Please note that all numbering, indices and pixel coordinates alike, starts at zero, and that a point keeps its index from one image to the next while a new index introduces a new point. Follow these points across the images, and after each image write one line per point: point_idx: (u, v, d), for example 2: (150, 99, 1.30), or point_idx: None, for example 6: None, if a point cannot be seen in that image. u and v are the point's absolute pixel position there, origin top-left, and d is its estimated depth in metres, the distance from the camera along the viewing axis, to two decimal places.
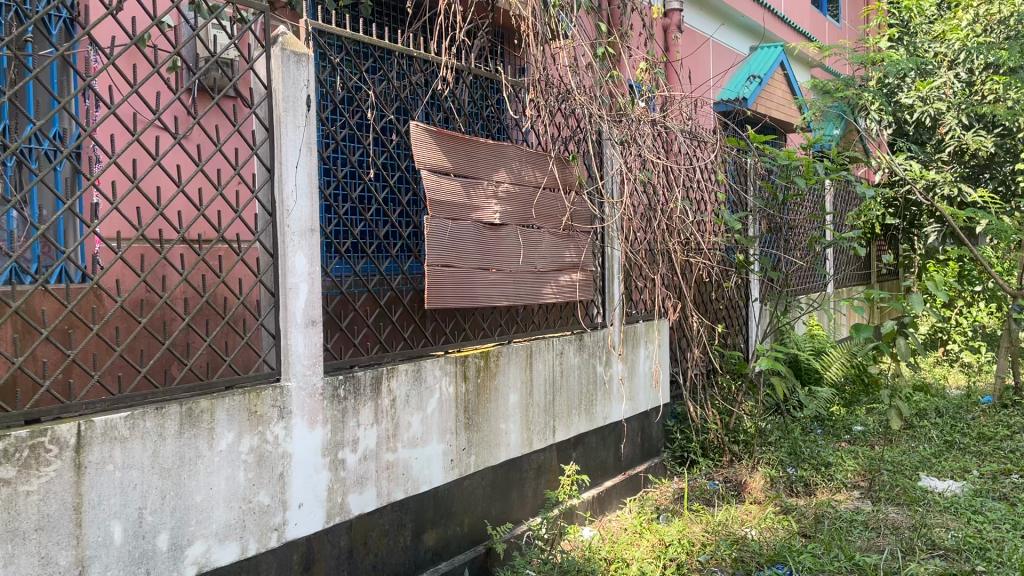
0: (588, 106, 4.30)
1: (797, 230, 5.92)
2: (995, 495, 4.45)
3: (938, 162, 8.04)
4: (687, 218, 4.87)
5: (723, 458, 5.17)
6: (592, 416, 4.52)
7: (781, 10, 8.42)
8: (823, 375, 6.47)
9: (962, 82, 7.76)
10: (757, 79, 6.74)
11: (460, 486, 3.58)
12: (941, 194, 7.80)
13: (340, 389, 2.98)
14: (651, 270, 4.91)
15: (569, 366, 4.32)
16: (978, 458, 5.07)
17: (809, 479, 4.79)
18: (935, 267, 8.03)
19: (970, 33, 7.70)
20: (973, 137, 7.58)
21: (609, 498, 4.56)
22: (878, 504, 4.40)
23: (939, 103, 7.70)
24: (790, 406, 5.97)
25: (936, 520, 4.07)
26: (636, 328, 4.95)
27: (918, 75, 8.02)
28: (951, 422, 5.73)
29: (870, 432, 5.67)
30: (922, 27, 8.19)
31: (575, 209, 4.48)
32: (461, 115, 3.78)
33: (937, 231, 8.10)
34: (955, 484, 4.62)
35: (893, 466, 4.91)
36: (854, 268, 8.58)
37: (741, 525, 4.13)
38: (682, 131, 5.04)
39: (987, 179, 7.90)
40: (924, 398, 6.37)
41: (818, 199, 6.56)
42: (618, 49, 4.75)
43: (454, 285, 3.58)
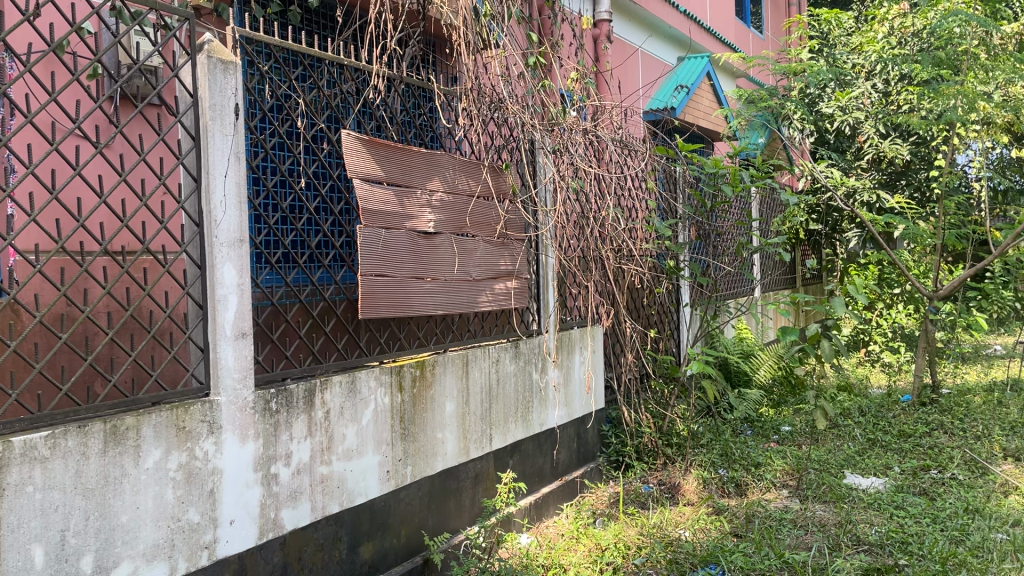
0: (520, 115, 4.35)
1: (724, 237, 6.09)
2: (916, 491, 4.62)
3: (857, 169, 8.37)
4: (619, 225, 4.93)
5: (657, 462, 5.24)
6: (528, 423, 4.54)
7: (707, 21, 8.61)
8: (752, 377, 6.61)
9: (879, 92, 8.01)
10: (684, 89, 6.83)
11: (397, 497, 3.56)
12: (861, 200, 8.08)
13: (272, 402, 2.93)
14: (584, 277, 4.93)
15: (505, 373, 4.35)
16: (899, 455, 5.25)
17: (740, 479, 4.87)
18: (855, 271, 8.36)
19: (886, 45, 7.95)
20: (890, 146, 7.89)
21: (547, 504, 4.59)
22: (806, 502, 4.52)
23: (858, 113, 7.99)
24: (721, 408, 6.13)
25: (861, 516, 4.22)
26: (571, 334, 5.01)
27: (838, 86, 8.27)
28: (873, 421, 5.92)
29: (797, 431, 5.81)
30: (840, 39, 8.46)
31: (509, 218, 4.53)
32: (393, 124, 3.78)
33: (858, 236, 8.41)
34: (878, 481, 4.78)
35: (819, 464, 5.07)
36: (780, 272, 8.78)
37: (675, 527, 4.21)
38: (613, 140, 5.06)
39: (904, 186, 8.41)
40: (848, 397, 6.58)
41: (745, 206, 6.71)
42: (549, 59, 4.81)
43: (389, 294, 3.57)
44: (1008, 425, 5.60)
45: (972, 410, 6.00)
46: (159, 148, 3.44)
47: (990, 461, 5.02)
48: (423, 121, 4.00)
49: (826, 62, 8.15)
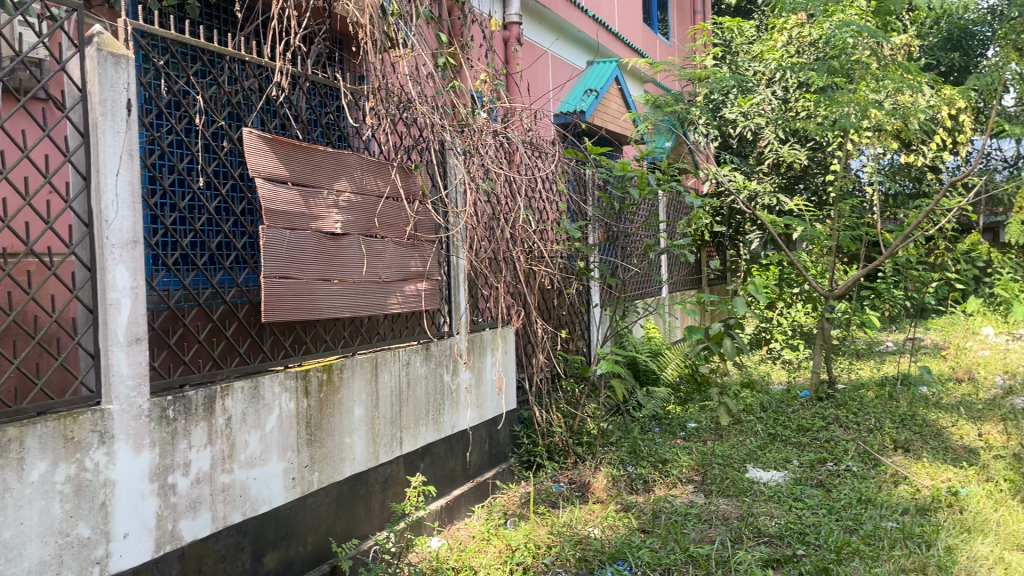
0: (430, 116, 4.32)
1: (632, 238, 6.21)
2: (813, 482, 4.81)
3: (759, 173, 8.68)
4: (530, 227, 4.96)
5: (568, 460, 5.29)
6: (439, 425, 4.51)
7: (615, 26, 8.77)
8: (660, 375, 6.74)
9: (779, 99, 8.37)
10: (593, 93, 6.90)
11: (303, 504, 3.48)
12: (762, 203, 8.36)
13: (169, 410, 2.82)
14: (495, 278, 4.94)
15: (416, 375, 4.31)
16: (798, 449, 5.44)
17: (648, 476, 4.97)
18: (758, 272, 8.76)
19: (785, 54, 8.26)
20: (789, 151, 8.27)
21: (458, 506, 4.56)
22: (710, 496, 4.64)
23: (758, 119, 8.33)
24: (629, 406, 6.23)
25: (761, 508, 4.37)
26: (482, 335, 5.00)
27: (740, 92, 8.54)
28: (773, 416, 6.13)
29: (703, 428, 5.96)
30: (742, 47, 8.77)
31: (419, 219, 4.49)
32: (298, 123, 3.70)
33: (759, 238, 8.54)
34: (777, 474, 4.96)
35: (723, 459, 5.22)
36: (686, 272, 8.95)
37: (585, 525, 4.26)
38: (522, 142, 5.08)
39: (801, 190, 8.89)
40: (750, 393, 6.78)
41: (652, 208, 6.85)
42: (459, 60, 4.81)
43: (294, 297, 3.49)
44: (897, 417, 5.89)
45: (865, 404, 6.27)
46: (45, 144, 3.25)
47: (882, 453, 5.26)
48: (329, 120, 3.92)
49: (730, 69, 8.41)
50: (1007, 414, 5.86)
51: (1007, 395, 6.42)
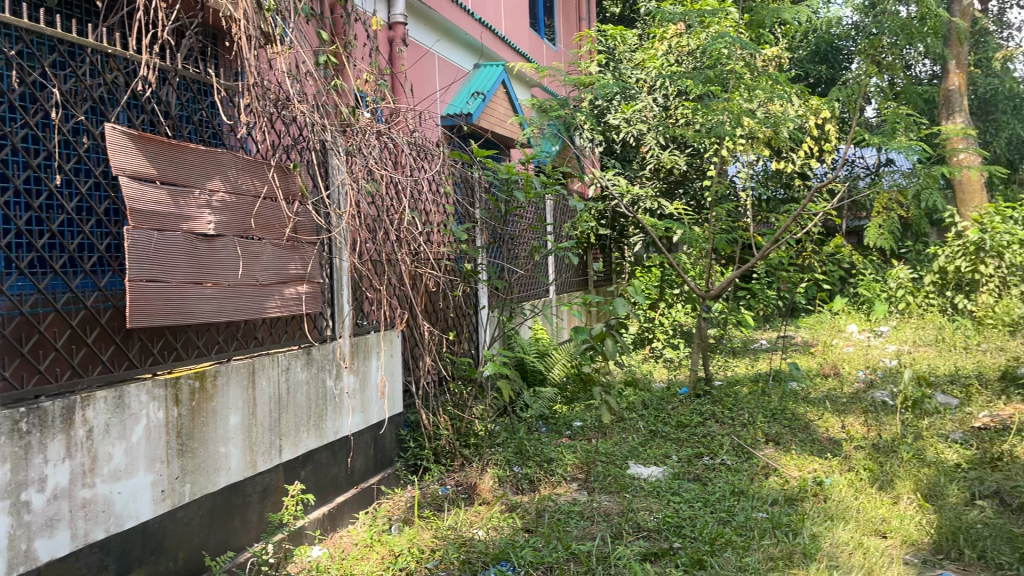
0: (310, 115, 4.23)
1: (518, 240, 6.26)
2: (690, 476, 4.98)
3: (642, 178, 8.96)
4: (415, 229, 4.92)
5: (455, 463, 5.27)
6: (322, 431, 4.41)
7: (501, 30, 8.83)
8: (547, 376, 6.82)
9: (660, 106, 8.64)
10: (481, 96, 6.85)
11: (174, 518, 3.33)
12: (644, 207, 8.61)
13: (22, 423, 2.64)
14: (378, 281, 4.87)
15: (296, 381, 4.20)
16: (676, 444, 5.62)
17: (533, 475, 5.02)
18: (642, 275, 9.13)
19: (666, 62, 8.52)
20: (669, 156, 8.64)
21: (341, 513, 4.47)
22: (593, 494, 4.73)
23: (641, 125, 8.50)
24: (516, 407, 6.27)
25: (641, 503, 4.48)
26: (366, 339, 4.93)
27: (623, 99, 8.72)
28: (654, 413, 6.31)
29: (587, 426, 6.07)
30: (625, 55, 8.90)
31: (298, 220, 4.38)
32: (168, 120, 3.54)
33: (641, 239, 9.19)
34: (657, 470, 5.10)
35: (606, 457, 5.33)
36: (572, 274, 9.03)
37: (469, 527, 4.26)
38: (407, 143, 5.04)
39: (681, 195, 9.24)
40: (633, 392, 6.94)
41: (539, 211, 6.93)
42: (341, 59, 4.72)
43: (163, 301, 3.33)
44: (768, 412, 6.17)
45: (740, 399, 6.53)
46: None
47: (754, 446, 5.49)
48: (201, 116, 3.78)
49: (613, 76, 8.60)
50: (867, 406, 6.24)
51: (868, 389, 6.83)
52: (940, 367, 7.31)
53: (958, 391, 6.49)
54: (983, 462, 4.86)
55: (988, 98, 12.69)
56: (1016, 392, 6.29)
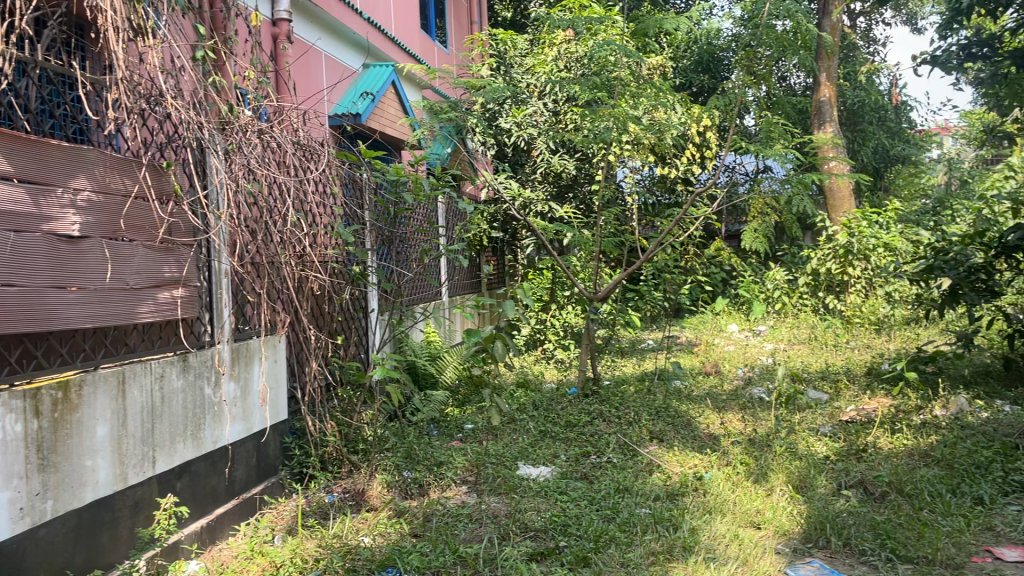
0: (185, 112, 4.06)
1: (408, 243, 6.20)
2: (577, 475, 5.05)
3: (533, 181, 9.07)
4: (300, 231, 4.80)
5: (342, 470, 5.17)
6: (199, 441, 4.24)
7: (391, 30, 8.74)
8: (438, 379, 6.78)
9: (549, 111, 8.76)
10: (370, 96, 6.82)
11: (34, 537, 3.13)
12: (536, 210, 8.71)
13: None
14: (259, 284, 4.71)
15: (171, 389, 4.02)
16: (565, 444, 5.70)
17: (423, 479, 4.98)
18: (534, 276, 9.22)
19: (555, 68, 8.64)
20: (559, 161, 8.85)
21: (220, 525, 4.32)
22: (482, 496, 4.74)
23: (532, 130, 8.70)
24: (407, 411, 6.20)
25: (529, 504, 4.51)
26: (249, 345, 4.76)
27: (513, 103, 8.84)
28: (545, 413, 6.37)
29: (478, 428, 6.09)
30: (516, 60, 9.13)
31: (174, 221, 4.19)
32: (27, 113, 3.32)
33: (533, 242, 9.15)
34: (546, 470, 5.16)
35: (495, 458, 5.35)
36: (465, 276, 9.03)
37: (355, 535, 4.18)
38: (292, 143, 4.92)
39: (571, 198, 9.39)
40: (524, 393, 7.00)
41: (429, 213, 6.91)
42: (220, 54, 4.56)
43: (20, 306, 3.12)
44: (653, 410, 6.34)
45: (626, 399, 6.68)
46: None
47: (640, 444, 5.63)
48: (64, 110, 3.56)
49: (504, 80, 8.66)
50: (745, 403, 6.50)
51: (747, 386, 7.12)
52: (812, 364, 7.70)
53: (827, 387, 6.85)
54: (848, 453, 5.14)
55: (856, 109, 13.41)
56: (879, 386, 6.69)
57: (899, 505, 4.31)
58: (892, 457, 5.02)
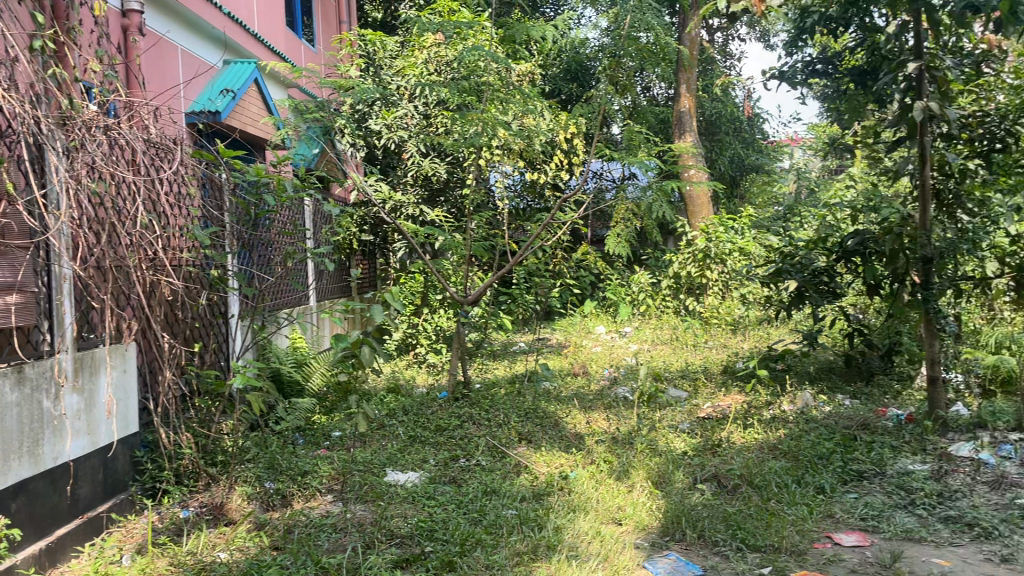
0: (20, 106, 3.78)
1: (271, 246, 6.03)
2: (445, 479, 5.04)
3: (404, 184, 9.02)
4: (152, 233, 4.57)
5: (199, 483, 4.94)
6: (37, 458, 3.94)
7: (255, 27, 8.50)
8: (305, 386, 6.60)
9: (420, 114, 8.75)
10: (231, 94, 6.59)
11: None
12: (406, 213, 8.65)
13: None
14: (106, 290, 4.44)
15: (4, 404, 3.71)
16: (434, 448, 5.68)
17: (286, 490, 4.84)
18: (404, 279, 9.14)
19: (425, 71, 8.61)
20: (430, 164, 8.83)
21: (61, 547, 4.04)
22: (348, 504, 4.65)
23: (402, 132, 8.65)
24: (270, 420, 6.00)
25: (396, 510, 4.46)
26: (94, 353, 4.45)
27: (383, 105, 8.78)
28: (414, 418, 6.32)
29: (346, 435, 5.98)
30: (385, 61, 9.03)
31: (7, 222, 3.88)
32: None
33: (405, 246, 9.09)
34: (414, 476, 5.12)
35: (363, 465, 5.27)
36: (334, 280, 8.84)
37: (211, 551, 4.00)
38: (143, 141, 4.67)
39: (443, 202, 9.40)
40: (393, 398, 6.92)
41: (295, 215, 6.73)
42: (62, 45, 4.28)
43: None
44: (522, 411, 6.41)
45: (495, 401, 6.72)
46: None
47: (508, 446, 5.67)
48: None
49: (373, 81, 8.55)
50: (610, 403, 6.67)
51: (613, 385, 7.33)
52: (674, 363, 8.01)
53: (687, 385, 7.13)
54: (705, 448, 5.37)
55: (714, 120, 14.11)
56: (734, 384, 7.03)
57: (750, 497, 4.54)
58: (744, 451, 5.28)
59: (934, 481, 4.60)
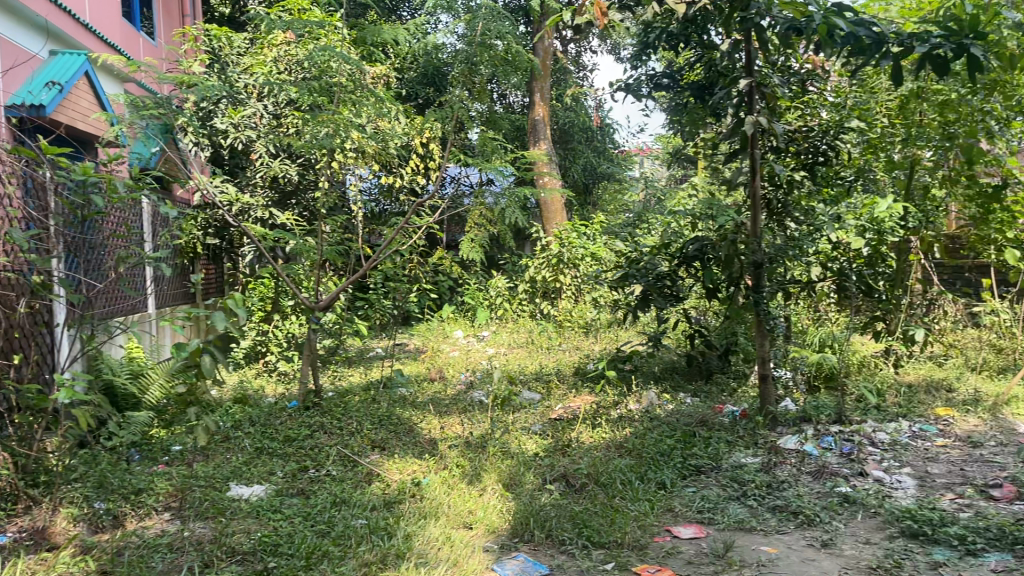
0: None
1: (102, 249, 5.66)
2: (293, 491, 4.89)
3: (252, 186, 8.72)
4: None
5: (17, 506, 4.55)
6: None
7: (86, 17, 8.00)
8: (142, 399, 6.23)
9: (269, 114, 8.49)
10: (56, 87, 6.15)
11: None
12: (255, 216, 8.36)
13: None
14: None
15: None
16: (282, 459, 5.50)
17: (118, 510, 4.54)
18: (253, 284, 8.81)
19: (274, 70, 8.35)
20: (279, 165, 8.57)
21: None
22: (186, 522, 4.42)
23: (249, 132, 8.37)
24: (102, 435, 5.62)
25: (238, 526, 4.28)
26: None
27: (229, 103, 8.48)
28: (262, 429, 6.10)
29: (187, 449, 5.69)
30: (231, 57, 8.72)
31: None
32: None
33: (253, 250, 8.68)
34: (259, 489, 4.94)
35: (204, 480, 5.02)
36: (176, 286, 8.41)
37: None
38: None
39: (294, 205, 9.14)
40: (240, 408, 6.65)
41: (130, 217, 6.36)
42: None
43: None
44: (375, 418, 6.33)
45: (348, 409, 6.59)
46: None
47: (360, 455, 5.58)
48: None
49: (219, 78, 8.21)
50: (464, 407, 6.69)
51: (468, 390, 7.36)
52: (529, 367, 8.14)
53: (540, 388, 7.27)
54: (555, 449, 5.49)
55: (568, 129, 14.50)
56: (585, 386, 7.23)
57: (596, 495, 4.68)
58: (592, 450, 5.43)
59: (764, 472, 4.91)
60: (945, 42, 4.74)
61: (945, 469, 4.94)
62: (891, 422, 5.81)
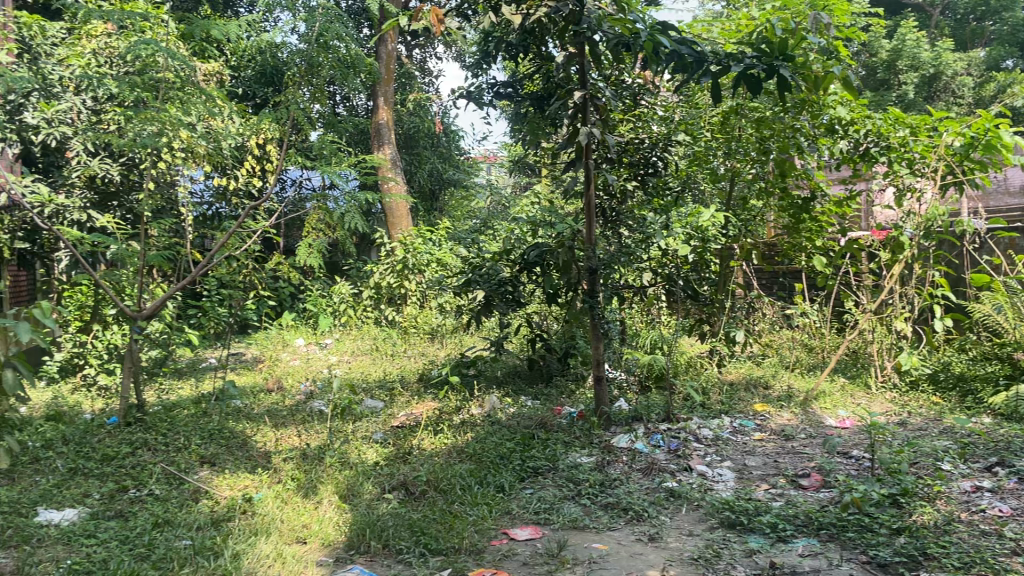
0: None
1: None
2: (110, 514, 4.56)
3: (68, 186, 8.09)
4: None
5: None
6: None
7: None
8: None
9: (87, 110, 7.93)
10: None
11: None
12: (72, 218, 7.76)
13: None
14: None
15: None
16: (100, 480, 5.11)
17: None
18: (68, 291, 8.16)
19: (93, 63, 7.79)
20: (99, 164, 8.01)
21: None
22: None
23: (64, 127, 7.78)
24: None
25: (46, 555, 3.93)
26: None
27: (41, 96, 7.85)
28: (76, 448, 5.65)
29: None
30: (44, 48, 8.08)
31: None
32: None
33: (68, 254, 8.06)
34: (71, 513, 4.57)
35: (6, 507, 4.58)
36: None
37: None
38: None
39: (116, 207, 8.56)
40: (52, 426, 6.14)
41: None
42: None
43: None
44: (206, 432, 6.02)
45: (176, 423, 6.23)
46: None
47: (187, 472, 5.28)
48: None
49: (28, 69, 7.57)
50: (302, 418, 6.50)
51: (307, 400, 7.16)
52: (371, 374, 8.01)
53: (382, 395, 7.17)
54: (395, 457, 5.43)
55: (413, 134, 14.47)
56: (428, 393, 7.19)
57: (435, 501, 4.66)
58: (433, 457, 5.41)
59: (597, 471, 5.07)
60: (757, 63, 5.11)
61: (760, 461, 5.29)
62: (715, 418, 6.18)
